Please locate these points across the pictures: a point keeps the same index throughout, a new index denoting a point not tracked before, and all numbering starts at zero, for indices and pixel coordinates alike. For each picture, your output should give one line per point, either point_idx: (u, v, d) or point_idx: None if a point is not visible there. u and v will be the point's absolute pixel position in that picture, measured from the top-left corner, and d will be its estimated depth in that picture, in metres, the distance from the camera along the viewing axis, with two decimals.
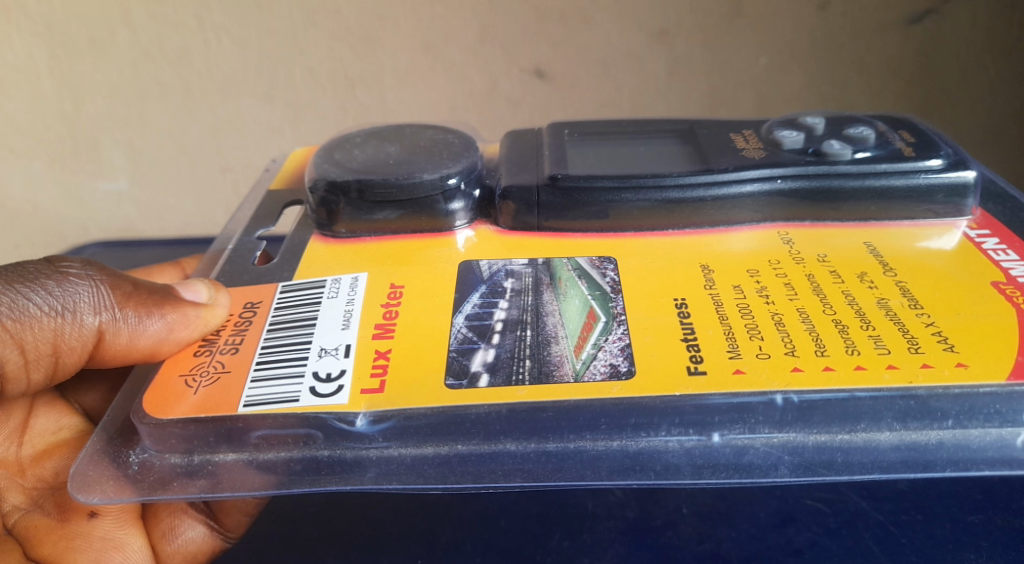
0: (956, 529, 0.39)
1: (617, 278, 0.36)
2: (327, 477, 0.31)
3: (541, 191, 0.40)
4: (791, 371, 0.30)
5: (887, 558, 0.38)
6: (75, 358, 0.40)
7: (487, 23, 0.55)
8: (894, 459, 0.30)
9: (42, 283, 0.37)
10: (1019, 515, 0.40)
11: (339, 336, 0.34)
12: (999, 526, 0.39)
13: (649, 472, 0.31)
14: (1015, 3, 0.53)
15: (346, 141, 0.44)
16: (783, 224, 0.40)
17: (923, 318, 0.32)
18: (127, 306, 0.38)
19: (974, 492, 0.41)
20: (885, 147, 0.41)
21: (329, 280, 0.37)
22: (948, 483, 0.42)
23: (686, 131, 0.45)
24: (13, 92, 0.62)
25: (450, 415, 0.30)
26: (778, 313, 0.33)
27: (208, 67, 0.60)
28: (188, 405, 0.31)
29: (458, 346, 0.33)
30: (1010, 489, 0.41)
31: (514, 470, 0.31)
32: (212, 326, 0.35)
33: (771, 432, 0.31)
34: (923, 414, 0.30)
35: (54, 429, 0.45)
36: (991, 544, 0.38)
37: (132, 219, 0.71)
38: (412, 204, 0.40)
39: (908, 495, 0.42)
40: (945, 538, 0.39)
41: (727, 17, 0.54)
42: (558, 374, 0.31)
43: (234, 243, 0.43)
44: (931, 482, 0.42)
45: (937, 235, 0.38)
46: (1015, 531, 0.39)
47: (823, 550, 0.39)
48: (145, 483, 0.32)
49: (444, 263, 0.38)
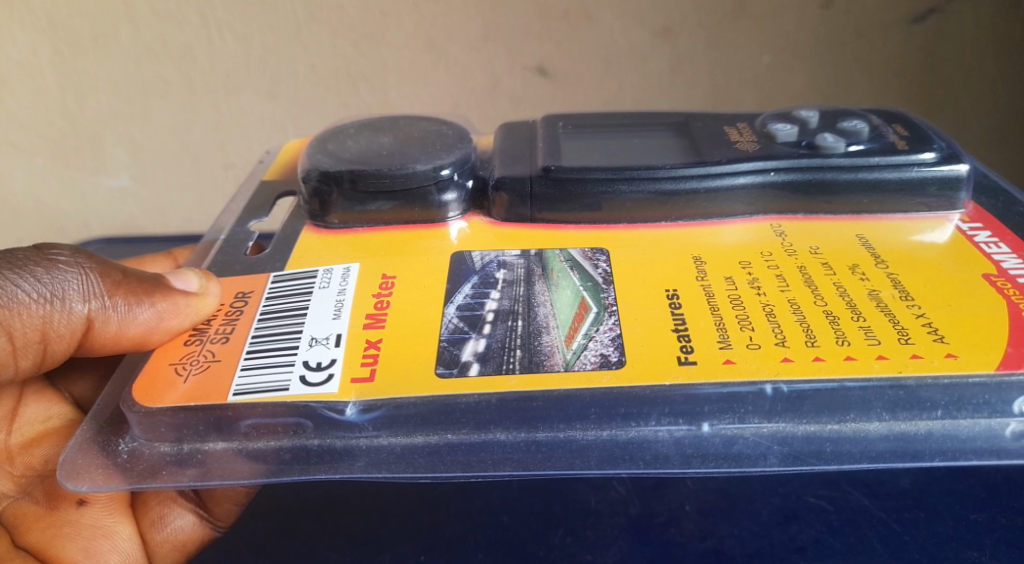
0: (958, 527, 0.39)
1: (610, 269, 0.36)
2: (316, 465, 0.31)
3: (535, 182, 0.40)
4: (781, 361, 0.30)
5: (890, 556, 0.38)
6: (63, 346, 0.40)
7: (490, 21, 0.55)
8: (883, 449, 0.30)
9: (31, 270, 0.37)
10: (1020, 513, 0.40)
11: (330, 326, 0.34)
12: (1001, 525, 0.39)
13: (638, 461, 0.31)
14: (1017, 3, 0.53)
15: (340, 132, 0.44)
16: (775, 216, 0.40)
17: (914, 310, 0.32)
18: (116, 293, 0.38)
19: (976, 490, 0.41)
20: (878, 140, 0.41)
21: (321, 270, 0.37)
22: (949, 480, 0.42)
23: (681, 124, 0.45)
24: (16, 89, 0.62)
25: (440, 405, 0.30)
26: (769, 305, 0.33)
27: (212, 64, 0.60)
28: (178, 394, 0.31)
29: (449, 336, 0.33)
30: (1011, 487, 0.41)
31: (503, 459, 0.31)
32: (203, 315, 0.35)
33: (760, 422, 0.31)
34: (912, 404, 0.30)
35: (43, 417, 0.44)
36: (993, 542, 0.38)
37: (134, 215, 0.71)
38: (405, 195, 0.40)
39: (911, 493, 0.42)
40: (947, 536, 0.39)
41: (730, 16, 0.54)
42: (549, 364, 0.31)
43: (227, 234, 0.43)
44: (932, 479, 0.42)
45: (931, 228, 0.38)
46: (1018, 529, 0.39)
47: (825, 548, 0.39)
48: (134, 472, 0.32)
49: (437, 254, 0.38)
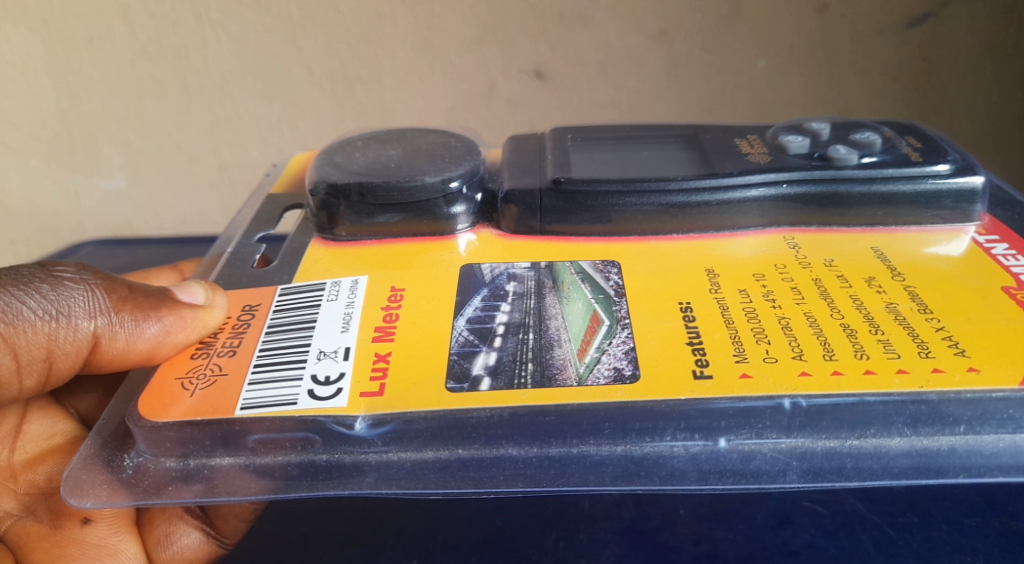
0: (953, 531, 0.38)
1: (621, 282, 0.36)
2: (324, 482, 0.31)
3: (545, 195, 0.39)
4: (799, 375, 0.29)
5: (884, 560, 0.37)
6: (69, 363, 0.39)
7: (486, 24, 0.55)
8: (906, 465, 0.30)
9: (37, 287, 0.37)
10: (1016, 517, 0.39)
11: (338, 339, 0.33)
12: (996, 528, 0.38)
13: (653, 478, 0.30)
14: (1012, 8, 0.53)
15: (348, 144, 0.44)
16: (789, 229, 0.39)
17: (933, 323, 0.32)
18: (123, 310, 0.38)
19: (971, 494, 0.41)
20: (891, 151, 0.40)
21: (329, 283, 0.37)
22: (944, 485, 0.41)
23: (691, 136, 0.44)
24: (9, 89, 0.62)
25: (451, 419, 0.30)
26: (785, 317, 0.32)
27: (206, 65, 0.59)
28: (184, 407, 0.31)
29: (459, 349, 0.32)
30: (1007, 491, 0.40)
31: (516, 475, 0.30)
32: (209, 327, 0.35)
33: (778, 437, 0.30)
34: (934, 419, 0.29)
35: (47, 434, 0.44)
36: (987, 546, 0.37)
37: (128, 216, 0.71)
38: (413, 207, 0.39)
39: (905, 496, 0.41)
40: (941, 540, 0.38)
41: (726, 18, 0.54)
42: (561, 378, 0.30)
43: (233, 246, 0.43)
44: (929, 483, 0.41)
45: (946, 240, 0.38)
46: (1013, 533, 0.38)
47: (820, 552, 0.38)
48: (140, 488, 0.31)
49: (446, 266, 0.38)
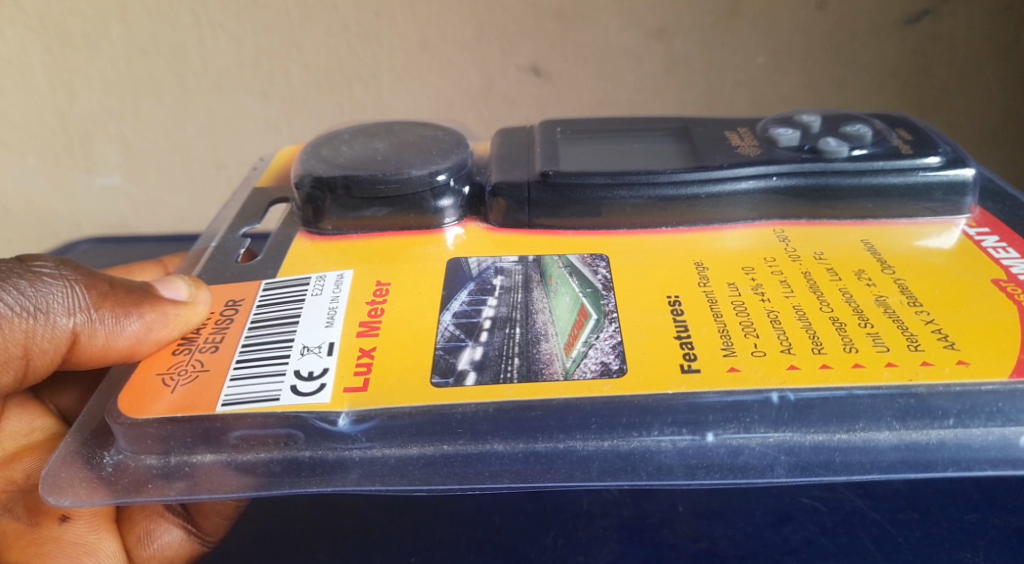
0: (953, 528, 0.38)
1: (609, 276, 0.35)
2: (308, 479, 0.30)
3: (532, 188, 0.39)
4: (787, 368, 0.29)
5: (884, 557, 0.37)
6: (46, 360, 0.39)
7: (484, 21, 0.55)
8: (894, 459, 0.29)
9: (14, 283, 0.36)
10: (1016, 514, 0.39)
11: (322, 334, 0.33)
12: (996, 525, 0.38)
13: (640, 473, 0.30)
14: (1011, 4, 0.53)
15: (334, 137, 0.43)
16: (778, 222, 0.39)
17: (922, 315, 0.31)
18: (103, 306, 0.37)
19: (970, 491, 0.40)
20: (882, 144, 0.40)
21: (313, 277, 0.36)
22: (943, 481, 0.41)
23: (681, 130, 0.44)
24: (5, 88, 0.61)
25: (436, 415, 0.29)
26: (774, 311, 0.32)
27: (203, 62, 0.59)
28: (165, 404, 0.30)
29: (444, 344, 0.32)
30: (1007, 488, 0.40)
31: (502, 470, 0.30)
32: (192, 324, 0.34)
33: (766, 431, 0.30)
34: (923, 412, 0.29)
35: (25, 430, 0.44)
36: (987, 543, 0.37)
37: (123, 215, 0.70)
38: (400, 200, 0.39)
39: (905, 493, 0.41)
40: (941, 537, 0.38)
41: (726, 16, 0.53)
42: (547, 372, 0.30)
43: (218, 242, 0.42)
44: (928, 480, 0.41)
45: (936, 233, 0.38)
46: (1013, 529, 0.38)
47: (820, 549, 0.38)
48: (119, 485, 0.31)
49: (431, 260, 0.37)
